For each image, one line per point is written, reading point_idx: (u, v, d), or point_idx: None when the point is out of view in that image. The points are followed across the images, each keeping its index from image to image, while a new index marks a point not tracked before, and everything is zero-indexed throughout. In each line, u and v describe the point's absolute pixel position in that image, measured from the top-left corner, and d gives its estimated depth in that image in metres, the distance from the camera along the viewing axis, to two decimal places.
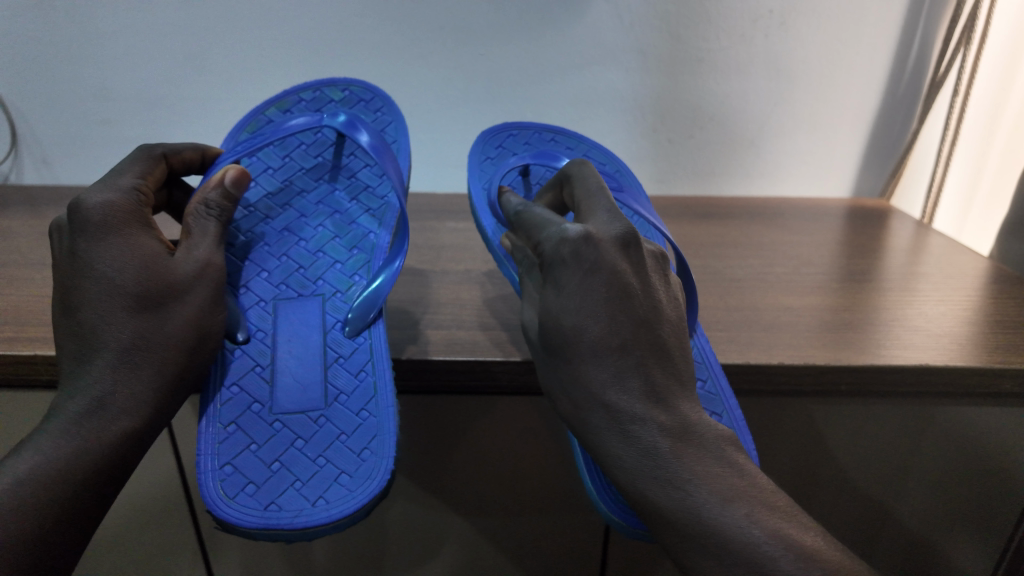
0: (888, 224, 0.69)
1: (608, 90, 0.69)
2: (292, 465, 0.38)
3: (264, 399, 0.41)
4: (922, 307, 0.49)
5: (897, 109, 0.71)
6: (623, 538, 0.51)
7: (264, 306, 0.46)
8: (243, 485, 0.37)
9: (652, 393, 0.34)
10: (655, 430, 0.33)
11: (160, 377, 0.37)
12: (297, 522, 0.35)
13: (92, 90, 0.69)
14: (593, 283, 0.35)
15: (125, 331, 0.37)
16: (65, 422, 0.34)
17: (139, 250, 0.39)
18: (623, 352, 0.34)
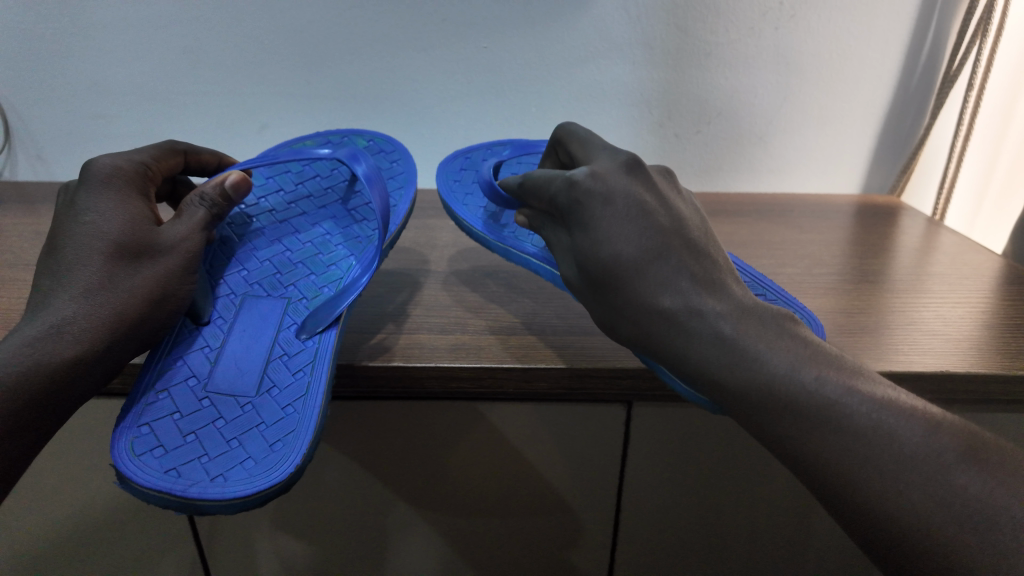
0: (898, 221, 0.68)
1: (614, 84, 0.68)
2: (205, 440, 0.37)
3: (203, 376, 0.41)
4: (936, 309, 0.48)
5: (909, 104, 0.69)
6: (631, 543, 0.50)
7: (232, 298, 0.46)
8: (152, 446, 0.36)
9: (708, 287, 0.35)
10: (717, 319, 0.34)
11: (118, 317, 0.38)
12: (187, 491, 0.33)
13: (85, 84, 0.67)
14: (613, 211, 0.37)
15: (94, 267, 0.38)
16: (25, 335, 0.35)
17: (127, 209, 0.42)
18: (666, 261, 0.36)
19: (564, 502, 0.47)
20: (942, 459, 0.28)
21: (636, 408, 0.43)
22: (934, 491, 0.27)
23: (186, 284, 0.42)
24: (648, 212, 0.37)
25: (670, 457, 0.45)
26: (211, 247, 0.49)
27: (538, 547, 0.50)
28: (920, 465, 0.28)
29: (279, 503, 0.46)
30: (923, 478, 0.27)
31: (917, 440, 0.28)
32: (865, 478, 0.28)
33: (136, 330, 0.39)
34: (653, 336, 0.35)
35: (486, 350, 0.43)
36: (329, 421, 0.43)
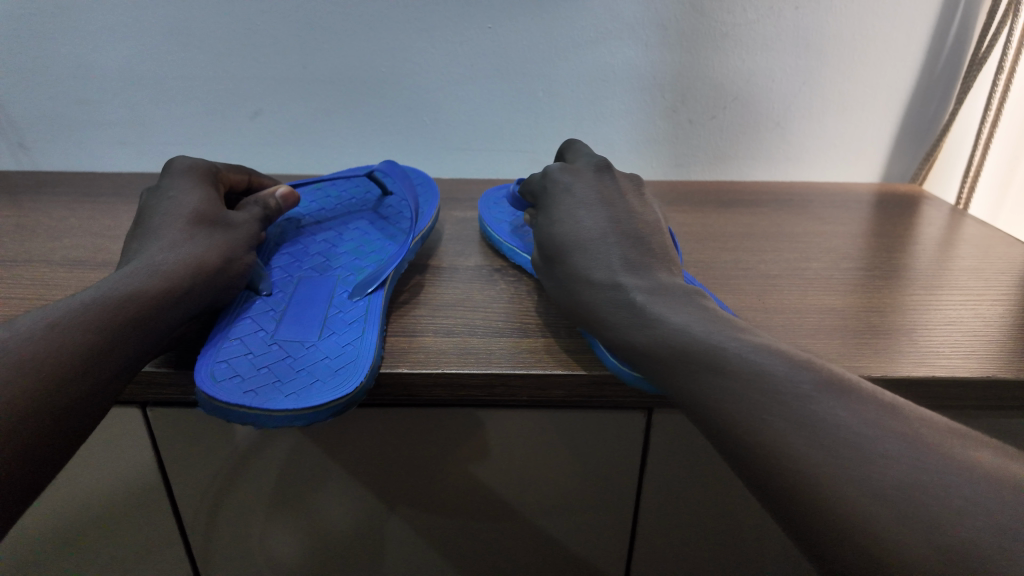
0: (922, 210, 0.65)
1: (625, 67, 0.65)
2: (279, 368, 0.36)
3: (269, 329, 0.40)
4: (972, 308, 0.45)
5: (934, 88, 0.66)
6: (648, 552, 0.47)
7: (289, 278, 0.46)
8: (231, 374, 0.36)
9: (641, 273, 0.36)
10: (632, 291, 0.35)
11: (201, 266, 0.38)
12: (266, 405, 0.33)
13: (68, 68, 0.64)
14: (569, 197, 0.42)
15: (180, 230, 0.40)
16: (122, 273, 0.36)
17: (201, 190, 0.45)
18: (605, 242, 0.38)
19: (576, 511, 0.45)
20: (806, 392, 0.25)
21: (659, 416, 0.40)
22: (790, 422, 0.25)
23: (247, 255, 0.43)
24: (604, 204, 0.41)
25: (692, 465, 0.42)
26: (266, 247, 0.49)
27: (548, 558, 0.47)
28: (780, 396, 0.25)
29: (277, 509, 0.44)
30: (782, 408, 0.25)
31: (785, 376, 0.26)
32: (733, 416, 0.26)
33: (217, 285, 0.39)
34: (580, 304, 0.37)
35: (499, 355, 0.40)
36: (332, 429, 0.40)
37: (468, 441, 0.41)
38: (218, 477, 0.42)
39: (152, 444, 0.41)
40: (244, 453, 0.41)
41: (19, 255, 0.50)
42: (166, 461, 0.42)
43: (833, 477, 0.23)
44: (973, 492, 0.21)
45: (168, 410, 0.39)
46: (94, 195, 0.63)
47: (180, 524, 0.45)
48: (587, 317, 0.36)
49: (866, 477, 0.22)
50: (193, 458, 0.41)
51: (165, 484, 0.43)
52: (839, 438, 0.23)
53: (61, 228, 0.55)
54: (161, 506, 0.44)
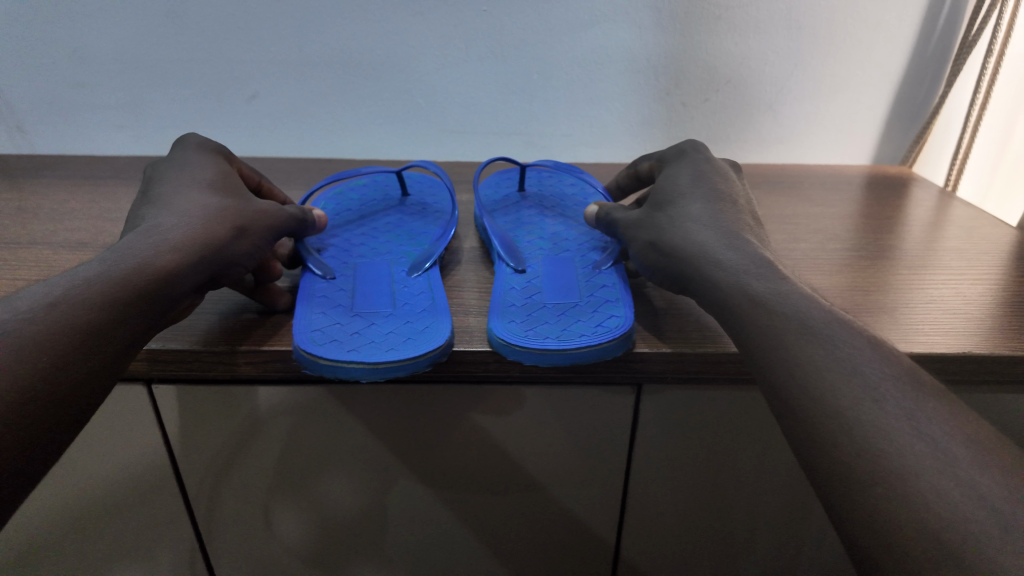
0: (910, 192, 0.66)
1: (620, 49, 0.65)
2: (367, 332, 0.40)
3: (347, 303, 0.43)
4: (954, 286, 0.47)
5: (925, 70, 0.67)
6: (638, 524, 0.49)
7: (343, 262, 0.48)
8: (330, 339, 0.39)
9: (730, 219, 0.40)
10: (744, 255, 0.37)
11: (210, 237, 0.36)
12: (374, 359, 0.37)
13: (64, 51, 0.64)
14: (707, 171, 0.44)
15: (193, 200, 0.39)
16: (127, 243, 0.34)
17: (218, 167, 0.43)
18: (722, 212, 0.40)
19: (569, 482, 0.46)
20: (858, 358, 0.29)
21: (648, 391, 0.42)
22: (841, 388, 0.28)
23: (266, 230, 0.41)
24: (716, 181, 0.43)
25: (681, 439, 0.44)
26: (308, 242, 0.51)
27: (540, 529, 0.49)
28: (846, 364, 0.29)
29: (280, 481, 0.45)
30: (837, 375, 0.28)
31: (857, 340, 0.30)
32: (790, 381, 0.30)
33: (225, 259, 0.37)
34: (662, 237, 0.40)
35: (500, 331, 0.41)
36: (333, 407, 0.41)
37: (466, 417, 0.42)
38: (221, 451, 0.43)
39: (158, 419, 0.42)
40: (248, 427, 0.42)
41: (20, 238, 0.50)
42: (171, 436, 0.43)
43: (867, 440, 0.26)
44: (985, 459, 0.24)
45: (180, 388, 0.41)
46: (94, 178, 0.64)
47: (186, 499, 0.46)
48: (667, 249, 0.40)
49: (894, 440, 0.25)
50: (197, 434, 0.42)
51: (170, 460, 0.44)
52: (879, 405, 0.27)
53: (61, 210, 0.56)
54: (165, 482, 0.45)
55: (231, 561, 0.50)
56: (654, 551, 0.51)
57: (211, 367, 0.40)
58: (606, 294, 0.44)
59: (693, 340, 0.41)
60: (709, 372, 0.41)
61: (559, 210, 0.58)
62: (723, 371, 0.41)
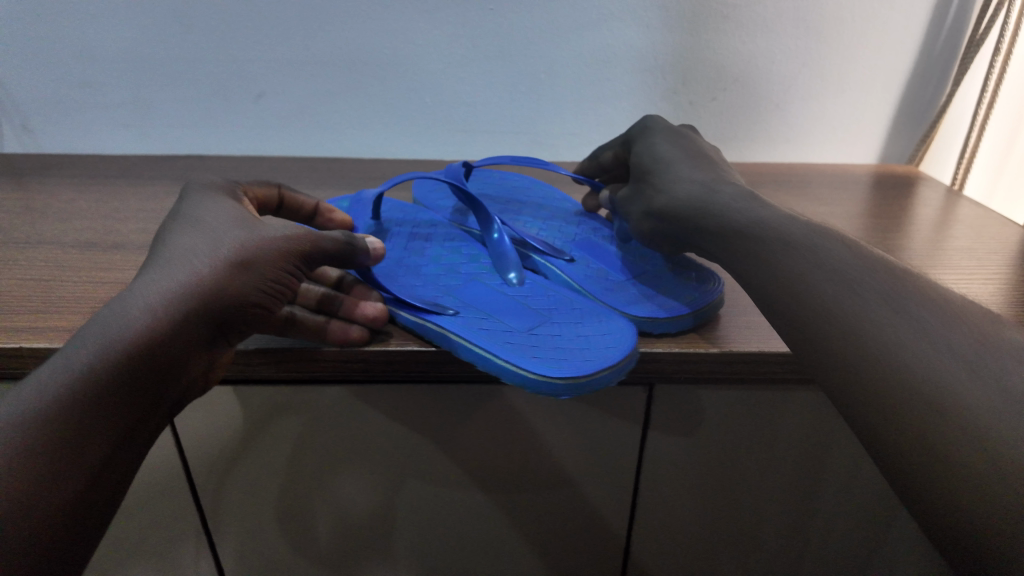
0: (918, 191, 0.66)
1: (627, 48, 0.65)
2: (538, 339, 0.38)
3: (481, 311, 0.41)
4: (964, 286, 0.47)
5: (931, 69, 0.67)
6: (648, 521, 0.49)
7: (409, 273, 0.46)
8: (520, 350, 0.37)
9: (710, 174, 0.43)
10: (732, 191, 0.40)
11: (201, 288, 0.31)
12: (587, 367, 0.35)
13: (71, 51, 0.64)
14: (673, 135, 0.49)
15: (185, 243, 0.33)
16: (110, 310, 0.30)
17: (223, 200, 0.38)
18: (702, 165, 0.45)
19: (578, 479, 0.46)
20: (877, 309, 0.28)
21: (660, 389, 0.42)
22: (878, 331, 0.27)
23: (286, 260, 0.35)
24: (684, 142, 0.48)
25: (693, 437, 0.44)
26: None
27: (552, 526, 0.49)
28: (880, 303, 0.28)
29: (290, 478, 0.45)
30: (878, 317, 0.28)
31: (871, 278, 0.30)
32: (822, 341, 0.29)
33: (220, 310, 0.32)
34: (653, 203, 0.43)
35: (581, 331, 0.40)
36: (346, 404, 0.41)
37: (478, 415, 0.42)
38: (234, 449, 0.43)
39: (168, 418, 0.42)
40: (262, 424, 0.42)
41: (29, 237, 0.50)
42: (181, 434, 0.43)
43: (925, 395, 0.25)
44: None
45: (227, 387, 0.41)
46: (101, 177, 0.64)
47: (196, 497, 0.46)
48: (658, 214, 0.42)
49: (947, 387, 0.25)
50: (208, 432, 0.42)
51: (180, 458, 0.44)
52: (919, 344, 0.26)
53: (70, 210, 0.56)
54: (175, 480, 0.45)
55: (241, 558, 0.50)
56: (664, 549, 0.51)
57: (266, 368, 0.39)
58: (665, 271, 0.47)
59: (706, 340, 0.41)
60: (722, 372, 0.40)
61: (524, 204, 0.58)
62: (736, 369, 0.41)
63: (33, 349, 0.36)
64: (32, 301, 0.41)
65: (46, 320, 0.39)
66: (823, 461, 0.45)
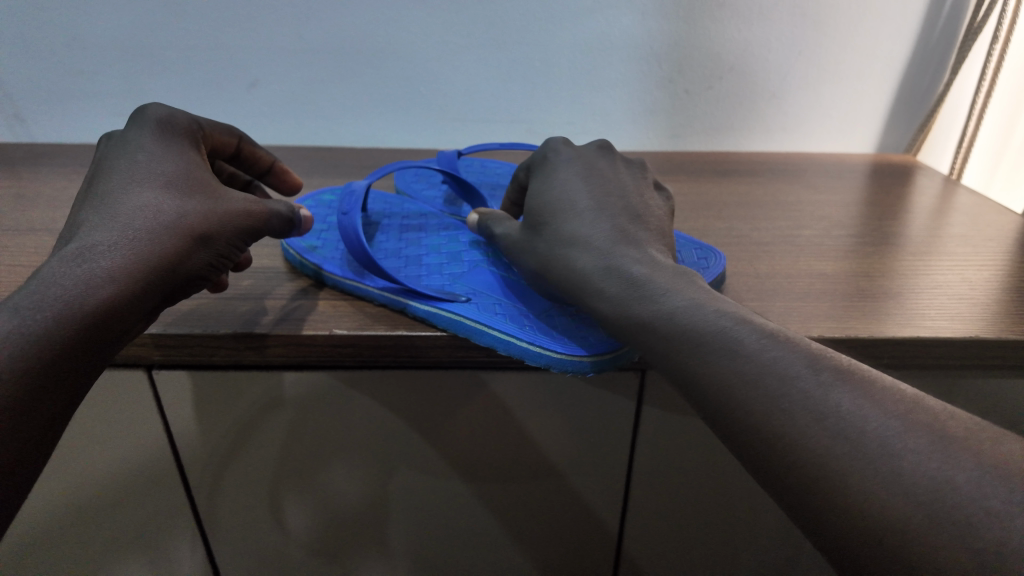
0: (914, 179, 0.66)
1: (623, 36, 0.65)
2: (550, 318, 0.40)
3: (487, 291, 0.42)
4: (960, 272, 0.46)
5: (929, 58, 0.67)
6: (642, 509, 0.48)
7: (405, 261, 0.46)
8: (540, 329, 0.38)
9: (613, 232, 0.38)
10: (630, 264, 0.35)
11: (159, 257, 0.32)
12: (607, 344, 0.37)
13: (62, 39, 0.63)
14: (591, 172, 0.43)
15: (139, 202, 0.34)
16: (64, 269, 0.30)
17: (181, 153, 0.37)
18: (606, 219, 0.39)
19: (571, 467, 0.45)
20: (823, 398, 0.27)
21: (652, 374, 0.41)
22: (795, 422, 0.26)
23: (235, 235, 0.36)
24: (601, 184, 0.42)
25: (686, 424, 0.44)
26: (317, 268, 0.45)
27: (544, 517, 0.49)
28: (795, 388, 0.26)
29: (281, 467, 0.45)
30: (794, 409, 0.26)
31: (794, 360, 0.28)
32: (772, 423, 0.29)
33: (174, 281, 0.33)
34: (546, 263, 0.38)
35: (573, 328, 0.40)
36: (335, 392, 0.41)
37: (469, 403, 0.42)
38: (223, 438, 0.43)
39: (158, 406, 0.41)
40: (250, 414, 0.42)
41: (19, 225, 0.50)
42: (171, 424, 0.42)
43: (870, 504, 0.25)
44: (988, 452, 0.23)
45: (215, 373, 0.40)
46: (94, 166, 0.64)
47: (187, 487, 0.46)
48: (551, 276, 0.38)
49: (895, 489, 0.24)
50: (197, 421, 0.42)
51: (171, 448, 0.43)
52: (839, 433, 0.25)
53: (61, 198, 0.56)
54: (165, 470, 0.44)
55: (233, 548, 0.50)
56: (659, 538, 0.51)
57: (254, 354, 0.39)
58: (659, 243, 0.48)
59: None
60: None
61: None
62: None
63: None
64: (20, 288, 0.41)
65: None
66: None
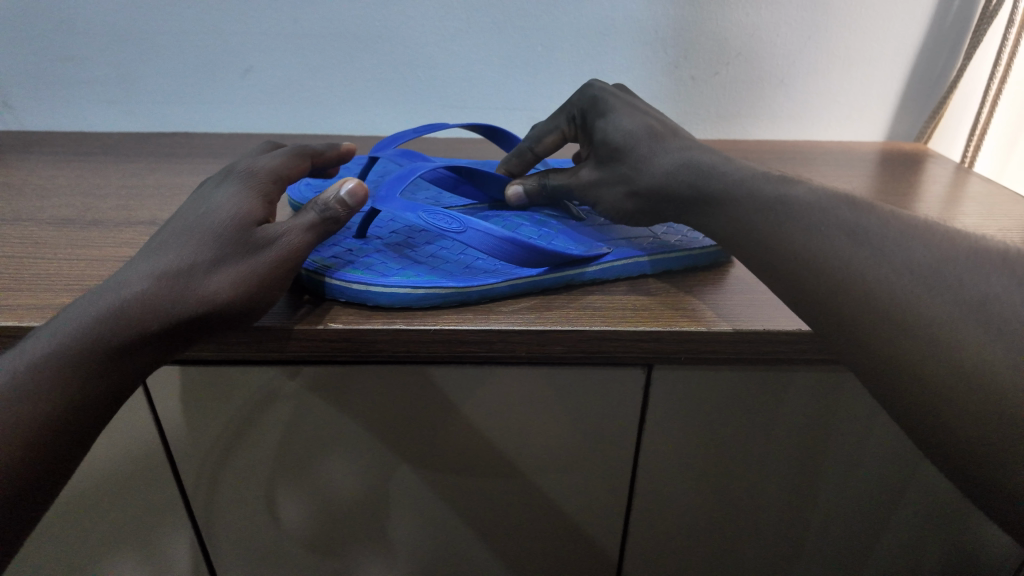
0: (925, 167, 0.65)
1: (628, 19, 0.63)
2: (639, 238, 0.46)
3: (578, 236, 0.46)
4: None
5: (942, 43, 0.65)
6: (648, 506, 0.47)
7: (410, 252, 0.43)
8: (654, 242, 0.45)
9: (686, 140, 0.41)
10: (718, 161, 0.38)
11: (174, 318, 0.31)
12: (701, 241, 0.45)
13: (52, 24, 0.62)
14: (626, 97, 0.46)
15: (190, 255, 0.32)
16: (81, 316, 0.30)
17: (244, 199, 0.36)
18: (668, 132, 0.42)
19: (575, 462, 0.44)
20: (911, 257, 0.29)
21: (658, 370, 0.40)
22: (906, 290, 0.28)
23: (272, 286, 0.34)
24: (640, 108, 0.45)
25: (693, 420, 0.42)
26: (427, 290, 0.38)
27: (546, 513, 0.48)
28: (889, 255, 0.29)
29: (276, 464, 0.43)
30: (887, 269, 0.29)
31: (911, 252, 0.29)
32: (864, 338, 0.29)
33: (198, 324, 0.32)
34: (639, 182, 0.40)
35: (601, 307, 0.40)
36: (333, 386, 0.40)
37: (469, 399, 0.40)
38: (216, 433, 0.42)
39: (148, 401, 0.40)
40: (246, 408, 0.41)
41: (5, 215, 0.48)
42: (163, 419, 0.41)
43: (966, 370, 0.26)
44: (981, 287, 0.27)
45: (208, 368, 0.39)
46: (85, 154, 0.62)
47: (181, 483, 0.44)
48: (647, 193, 0.40)
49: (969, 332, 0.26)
50: (190, 415, 0.41)
51: (163, 444, 0.42)
52: (865, 304, 0.29)
53: (50, 186, 0.54)
54: (159, 466, 0.43)
55: (228, 544, 0.48)
56: (664, 535, 0.49)
57: (247, 349, 0.38)
58: None
59: (705, 319, 0.39)
60: (722, 352, 0.39)
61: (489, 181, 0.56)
62: (739, 351, 0.39)
63: (2, 328, 0.35)
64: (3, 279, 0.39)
65: (17, 296, 0.37)
66: (825, 443, 0.44)
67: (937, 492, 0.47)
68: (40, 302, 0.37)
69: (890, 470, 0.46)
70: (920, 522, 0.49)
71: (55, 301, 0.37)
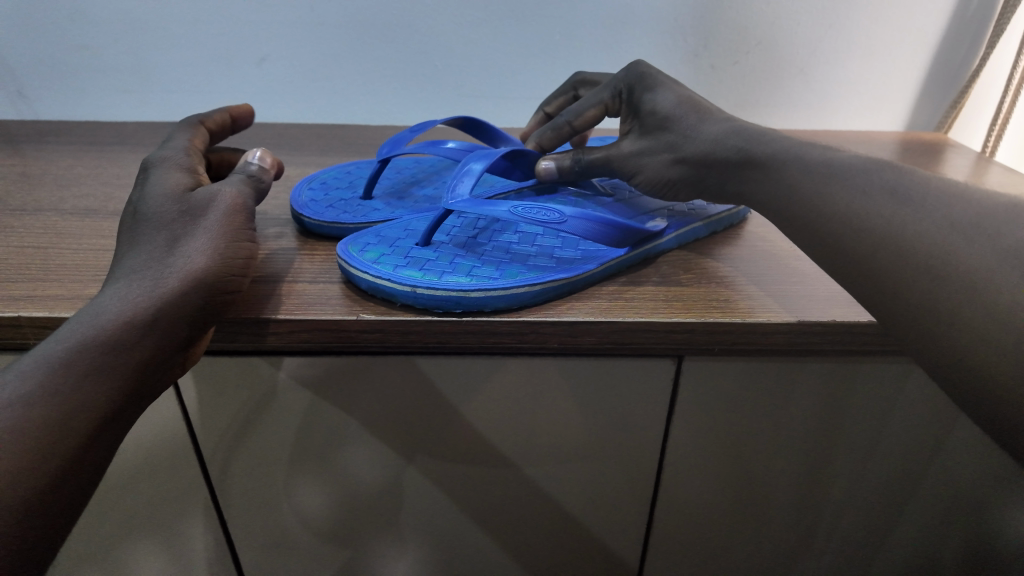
0: (946, 156, 0.64)
1: (647, 7, 0.62)
2: (667, 209, 0.49)
3: (627, 214, 0.47)
4: None
5: (965, 32, 0.64)
6: (670, 496, 0.47)
7: (466, 246, 0.43)
8: (683, 211, 0.48)
9: (727, 114, 0.42)
10: (759, 130, 0.39)
11: (160, 294, 0.31)
12: (719, 206, 0.49)
13: (65, 12, 0.61)
14: (663, 75, 0.46)
15: (151, 249, 0.33)
16: (69, 324, 0.30)
17: (171, 178, 0.38)
18: (705, 107, 0.43)
19: (599, 453, 0.44)
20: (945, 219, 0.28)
21: (688, 362, 0.40)
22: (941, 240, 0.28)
23: (239, 246, 0.34)
24: (676, 85, 0.45)
25: (719, 410, 0.42)
26: (542, 286, 0.38)
27: (568, 503, 0.48)
28: (927, 203, 0.29)
29: (302, 454, 0.44)
30: (926, 216, 0.29)
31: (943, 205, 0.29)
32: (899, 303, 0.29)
33: (191, 302, 0.32)
34: (687, 149, 0.40)
35: (632, 298, 0.40)
36: (364, 377, 0.39)
37: (497, 391, 0.40)
38: (243, 424, 0.42)
39: (177, 393, 0.40)
40: (273, 397, 0.40)
41: (25, 205, 0.48)
42: (190, 410, 0.41)
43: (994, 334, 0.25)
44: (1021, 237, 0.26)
45: (237, 360, 0.39)
46: (101, 144, 0.62)
47: (206, 473, 0.45)
48: (693, 160, 0.40)
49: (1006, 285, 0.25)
50: (217, 406, 0.41)
51: (190, 435, 0.42)
52: (900, 252, 0.29)
53: (68, 176, 0.54)
54: (185, 457, 0.43)
55: (251, 534, 0.49)
56: (685, 525, 0.50)
57: (280, 339, 0.37)
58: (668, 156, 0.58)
59: (739, 310, 0.39)
60: (754, 344, 0.38)
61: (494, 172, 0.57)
62: (771, 342, 0.38)
63: (32, 318, 0.34)
64: (28, 269, 0.39)
65: (44, 288, 0.37)
66: (850, 434, 0.44)
67: (959, 484, 0.47)
68: (68, 293, 0.36)
69: (913, 460, 0.46)
70: (942, 512, 0.49)
71: (84, 292, 0.36)
